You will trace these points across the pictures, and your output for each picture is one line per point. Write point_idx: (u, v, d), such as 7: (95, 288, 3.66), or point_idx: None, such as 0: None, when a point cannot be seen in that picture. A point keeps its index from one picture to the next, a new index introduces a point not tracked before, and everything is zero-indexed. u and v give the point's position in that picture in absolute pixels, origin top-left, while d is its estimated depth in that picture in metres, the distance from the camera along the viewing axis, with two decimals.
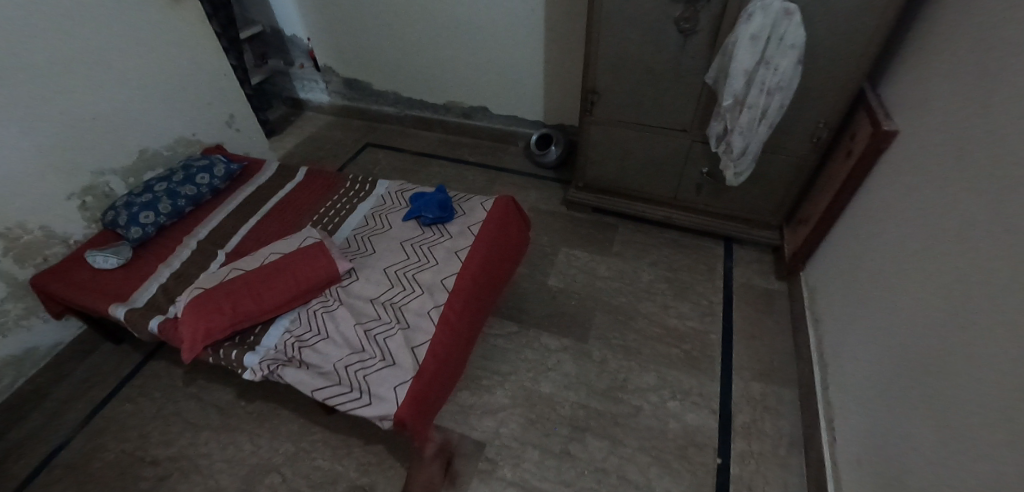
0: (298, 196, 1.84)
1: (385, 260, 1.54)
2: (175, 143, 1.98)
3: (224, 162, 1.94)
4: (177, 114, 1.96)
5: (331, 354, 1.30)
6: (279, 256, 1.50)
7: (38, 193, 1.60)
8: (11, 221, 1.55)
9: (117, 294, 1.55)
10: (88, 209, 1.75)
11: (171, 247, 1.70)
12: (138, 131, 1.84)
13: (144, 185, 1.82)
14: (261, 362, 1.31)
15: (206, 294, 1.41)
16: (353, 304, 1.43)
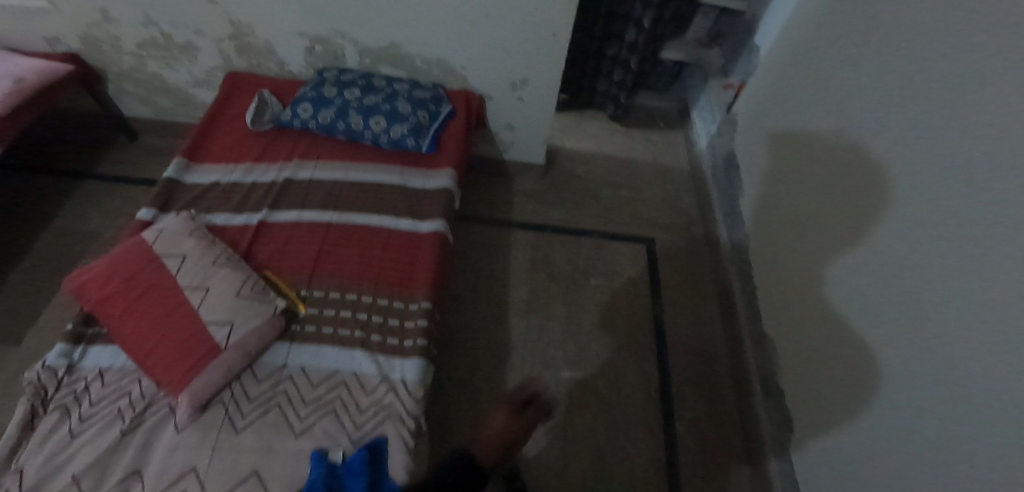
0: (379, 248, 1.19)
1: (208, 460, 0.91)
2: (435, 60, 1.49)
3: (420, 126, 1.36)
4: (465, 39, 1.43)
5: (28, 462, 0.92)
6: (194, 307, 1.01)
7: (277, 11, 1.40)
8: (243, 16, 1.42)
9: (200, 151, 1.35)
10: (314, 56, 1.51)
11: (279, 155, 1.36)
12: (408, 25, 1.40)
13: (354, 78, 1.44)
14: (50, 363, 1.02)
15: (136, 250, 1.09)
16: (125, 448, 0.94)
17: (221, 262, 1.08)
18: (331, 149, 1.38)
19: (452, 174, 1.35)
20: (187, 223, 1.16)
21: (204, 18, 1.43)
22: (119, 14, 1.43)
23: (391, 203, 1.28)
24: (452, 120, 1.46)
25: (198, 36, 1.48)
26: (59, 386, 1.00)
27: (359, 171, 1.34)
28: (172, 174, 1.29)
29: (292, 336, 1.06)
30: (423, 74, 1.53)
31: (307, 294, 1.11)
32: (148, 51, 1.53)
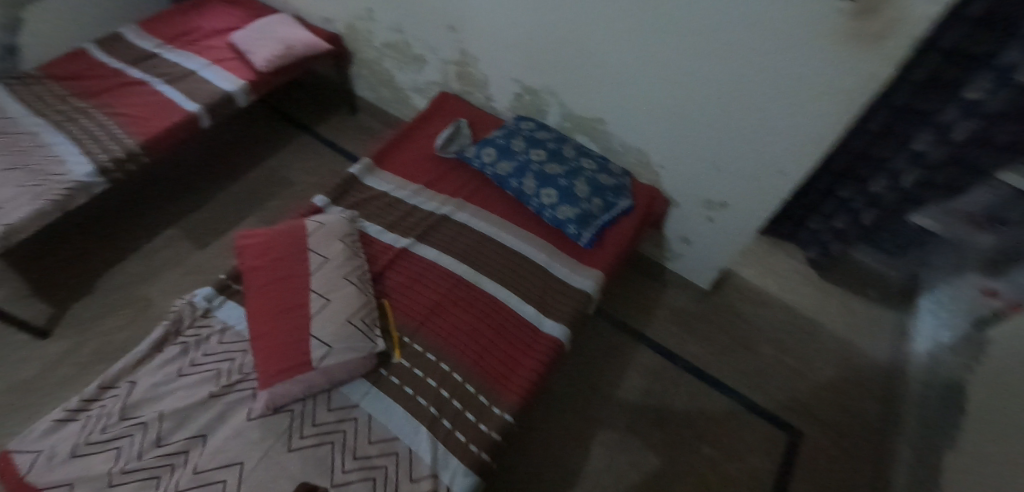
0: (492, 327, 1.12)
1: (256, 464, 0.94)
2: (633, 148, 1.37)
3: (588, 216, 1.25)
4: (671, 140, 1.29)
5: (142, 380, 1.04)
6: (308, 314, 1.04)
7: (502, 56, 1.43)
8: (473, 50, 1.48)
9: (387, 157, 1.44)
10: (520, 102, 1.51)
11: (448, 188, 1.38)
12: (617, 107, 1.32)
13: (547, 139, 1.39)
14: (196, 300, 1.15)
15: (298, 234, 1.17)
16: (207, 409, 1.01)
17: (350, 279, 1.11)
18: (495, 200, 1.35)
19: (599, 277, 1.22)
20: (345, 224, 1.22)
21: (442, 40, 1.52)
22: (379, 16, 1.59)
23: (524, 282, 1.20)
24: (625, 217, 1.32)
25: (431, 53, 1.58)
26: (192, 324, 1.12)
27: (510, 235, 1.29)
28: (356, 171, 1.38)
29: (376, 380, 1.05)
30: (615, 156, 1.43)
31: (407, 343, 1.10)
32: (389, 51, 1.68)
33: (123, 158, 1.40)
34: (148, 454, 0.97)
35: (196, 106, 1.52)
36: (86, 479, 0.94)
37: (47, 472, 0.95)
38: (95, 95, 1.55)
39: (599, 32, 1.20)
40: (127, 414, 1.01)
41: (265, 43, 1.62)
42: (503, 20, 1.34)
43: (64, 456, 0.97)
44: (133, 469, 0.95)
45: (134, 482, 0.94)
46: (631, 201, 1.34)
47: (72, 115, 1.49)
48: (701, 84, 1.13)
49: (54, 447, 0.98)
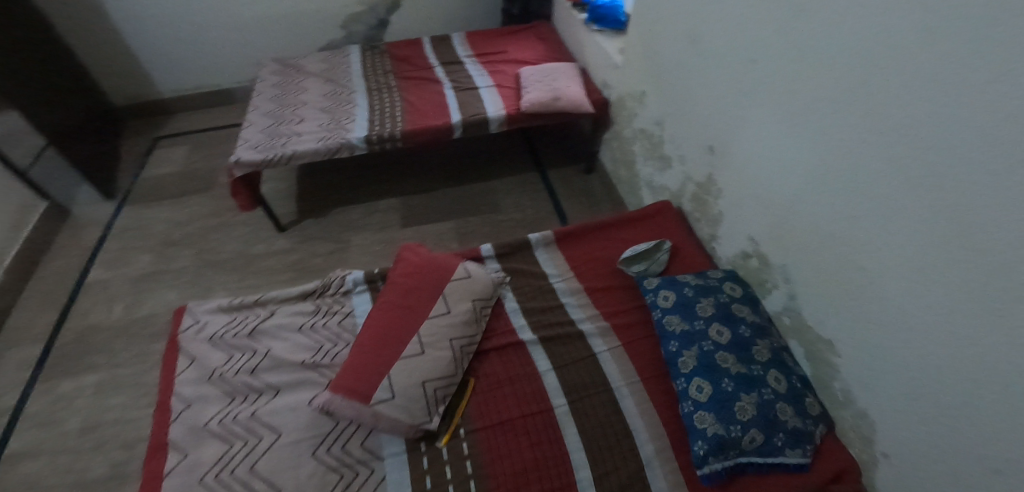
0: (542, 487, 0.95)
1: (287, 449, 0.99)
2: (856, 405, 0.97)
3: (727, 445, 0.93)
4: (906, 432, 0.87)
5: (277, 316, 1.22)
6: (400, 352, 1.08)
7: (747, 207, 1.18)
8: (719, 182, 1.27)
9: (573, 242, 1.41)
10: (745, 264, 1.23)
11: (605, 306, 1.26)
12: (852, 343, 0.96)
13: (744, 321, 1.09)
14: (347, 278, 1.29)
15: (444, 276, 1.23)
16: (295, 371, 1.12)
17: (452, 344, 1.12)
18: (642, 350, 1.16)
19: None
20: (485, 290, 1.24)
21: (695, 156, 1.34)
22: (648, 103, 1.51)
23: (608, 464, 0.98)
24: (785, 478, 0.94)
25: (678, 161, 1.42)
26: (336, 294, 1.27)
27: (632, 399, 1.08)
28: (535, 241, 1.40)
29: (411, 451, 1.00)
30: (828, 398, 1.03)
31: (459, 435, 1.03)
32: (641, 137, 1.59)
33: (387, 137, 1.65)
34: (241, 375, 1.11)
35: (458, 118, 1.69)
36: (200, 364, 1.13)
37: (191, 339, 1.18)
38: (403, 78, 1.91)
39: (877, 249, 0.86)
40: (254, 335, 1.18)
41: (540, 87, 1.71)
42: (769, 169, 1.09)
43: (204, 336, 1.19)
44: (226, 379, 1.11)
45: (220, 390, 1.09)
46: (808, 464, 0.94)
47: (381, 88, 1.86)
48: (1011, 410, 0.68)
49: (204, 326, 1.21)
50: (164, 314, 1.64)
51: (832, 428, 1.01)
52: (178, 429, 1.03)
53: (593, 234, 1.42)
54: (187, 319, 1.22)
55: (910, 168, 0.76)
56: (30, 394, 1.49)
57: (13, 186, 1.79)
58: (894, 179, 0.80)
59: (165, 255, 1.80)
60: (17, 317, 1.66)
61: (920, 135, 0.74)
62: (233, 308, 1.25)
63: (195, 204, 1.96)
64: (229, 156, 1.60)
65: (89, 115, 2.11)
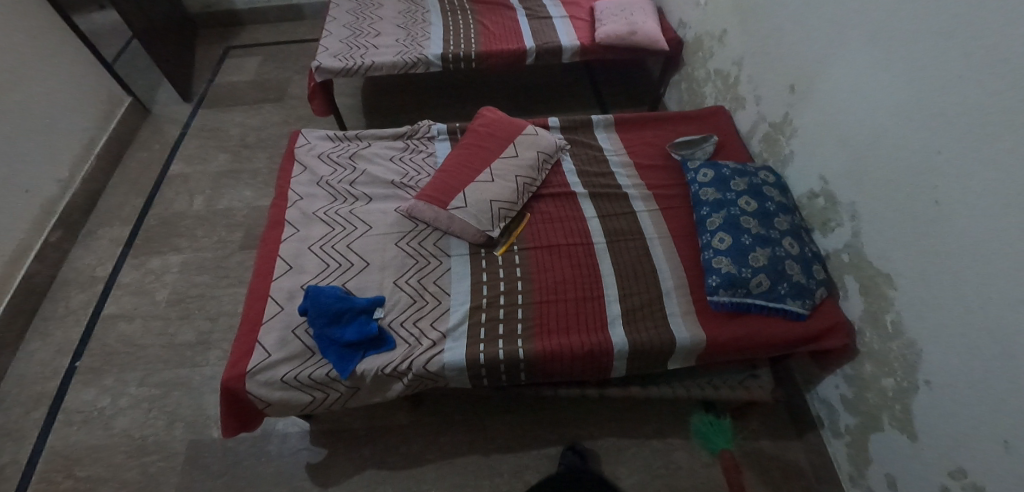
0: (576, 292, 1.20)
1: (376, 236, 1.28)
2: (906, 336, 1.02)
3: (737, 285, 1.13)
4: (947, 359, 0.94)
5: (373, 147, 1.51)
6: (473, 180, 1.34)
7: (817, 144, 1.23)
8: (792, 121, 1.31)
9: (631, 126, 1.61)
10: (808, 204, 1.28)
11: (649, 179, 1.46)
12: (903, 276, 1.02)
13: (772, 199, 1.25)
14: (433, 126, 1.56)
15: (512, 131, 1.48)
16: (385, 188, 1.40)
17: (517, 180, 1.37)
18: (677, 215, 1.36)
19: (698, 338, 1.13)
20: (546, 148, 1.46)
21: (774, 96, 1.36)
22: (728, 41, 1.52)
23: (631, 284, 1.22)
24: (781, 319, 1.15)
25: (754, 101, 1.45)
26: (419, 138, 1.54)
27: (660, 247, 1.30)
28: (597, 120, 1.61)
29: (473, 255, 1.27)
30: (878, 331, 1.09)
31: (513, 249, 1.28)
32: (715, 78, 1.61)
33: (462, 56, 1.69)
34: (343, 183, 1.40)
35: (532, 45, 1.72)
36: (310, 172, 1.44)
37: (304, 156, 1.48)
38: (477, 2, 1.94)
39: (961, 183, 0.88)
40: (353, 158, 1.47)
41: (616, 20, 1.72)
42: (851, 106, 1.11)
43: (313, 154, 1.48)
44: (329, 185, 1.40)
45: (326, 192, 1.39)
46: (804, 312, 1.13)
47: (455, 10, 1.89)
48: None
49: (314, 146, 1.51)
50: (241, 209, 1.75)
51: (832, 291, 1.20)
52: (294, 213, 1.34)
53: (648, 122, 1.60)
54: (299, 139, 1.52)
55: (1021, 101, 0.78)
56: (122, 267, 1.63)
57: (103, 76, 1.90)
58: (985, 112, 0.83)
59: (241, 156, 1.91)
60: (108, 200, 1.80)
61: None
62: (337, 138, 1.53)
63: (268, 112, 2.05)
64: (311, 61, 1.67)
65: (173, 17, 2.22)
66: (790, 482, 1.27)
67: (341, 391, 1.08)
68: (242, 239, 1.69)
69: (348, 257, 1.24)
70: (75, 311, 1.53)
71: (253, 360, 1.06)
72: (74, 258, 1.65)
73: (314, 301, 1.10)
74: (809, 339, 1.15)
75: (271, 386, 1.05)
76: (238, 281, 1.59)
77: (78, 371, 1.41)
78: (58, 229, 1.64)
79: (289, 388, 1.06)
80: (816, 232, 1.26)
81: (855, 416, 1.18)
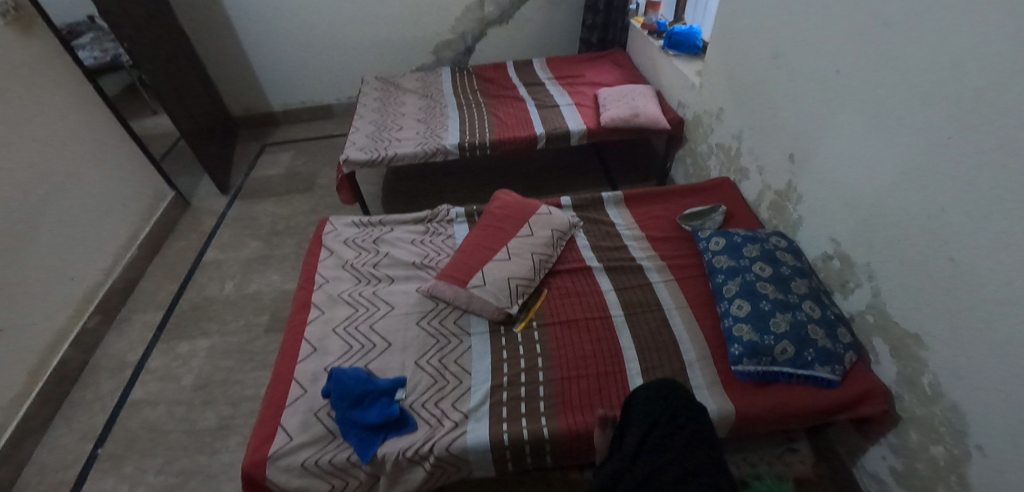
0: (597, 367, 1.19)
1: (398, 316, 1.32)
2: (946, 399, 0.98)
3: (761, 352, 1.12)
4: (993, 421, 0.89)
5: (396, 230, 1.59)
6: (490, 258, 1.39)
7: (823, 210, 1.26)
8: (796, 190, 1.35)
9: (640, 201, 1.67)
10: (824, 269, 1.28)
11: (663, 252, 1.49)
12: (929, 333, 1.00)
13: (786, 264, 1.26)
14: (451, 210, 1.64)
15: (527, 211, 1.55)
16: (407, 270, 1.46)
17: (534, 257, 1.41)
18: (693, 285, 1.37)
19: (727, 410, 1.09)
20: (560, 226, 1.52)
21: (776, 166, 1.42)
22: (726, 118, 1.62)
23: (650, 356, 1.21)
24: (813, 388, 1.10)
25: (757, 171, 1.51)
26: (439, 221, 1.62)
27: (679, 317, 1.30)
28: (607, 197, 1.67)
29: (493, 332, 1.29)
30: (916, 395, 1.04)
31: (532, 326, 1.30)
32: (718, 151, 1.70)
33: (478, 144, 1.83)
34: (366, 266, 1.47)
35: (542, 131, 1.85)
36: (337, 256, 1.51)
37: (331, 242, 1.56)
38: (490, 96, 2.12)
39: (972, 239, 0.89)
40: (377, 242, 1.55)
41: (620, 105, 1.86)
42: (851, 171, 1.16)
43: (339, 239, 1.57)
44: (354, 268, 1.47)
45: (350, 274, 1.45)
46: (835, 379, 1.10)
47: (470, 104, 2.07)
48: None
49: (341, 231, 1.60)
50: (268, 293, 1.82)
51: (864, 357, 1.16)
52: (321, 295, 1.39)
53: (657, 197, 1.66)
54: (327, 226, 1.61)
55: (1013, 159, 0.81)
56: (152, 352, 1.67)
57: (150, 175, 2.08)
58: (977, 170, 0.87)
59: (271, 243, 2.01)
60: (145, 287, 1.90)
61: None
62: (361, 224, 1.62)
63: (298, 201, 2.20)
64: (340, 154, 1.81)
65: (217, 120, 2.47)
66: None
67: (360, 477, 1.06)
68: (268, 322, 1.73)
69: (371, 338, 1.27)
70: (103, 397, 1.56)
71: (276, 445, 1.06)
72: (108, 344, 1.70)
73: (337, 384, 1.11)
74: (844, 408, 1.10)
75: (292, 472, 1.04)
76: (262, 363, 1.61)
77: (99, 459, 1.41)
78: (96, 315, 1.71)
79: (309, 474, 1.04)
80: (836, 295, 1.25)
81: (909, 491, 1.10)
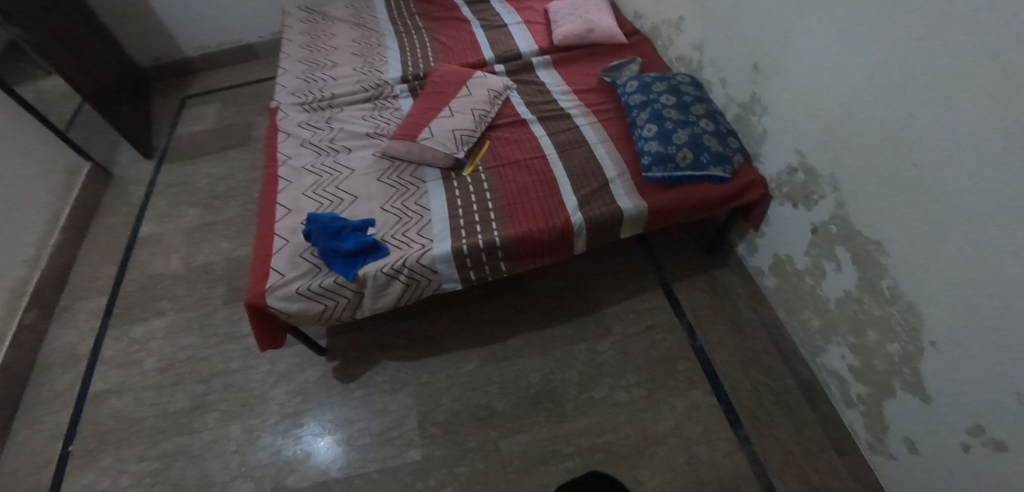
0: (536, 193, 1.33)
1: (361, 176, 1.40)
2: (904, 300, 1.02)
3: (666, 160, 1.30)
4: (951, 322, 0.93)
5: (346, 110, 1.60)
6: (436, 116, 1.46)
7: (788, 120, 1.23)
8: (760, 99, 1.30)
9: (565, 61, 1.70)
10: (788, 179, 1.27)
11: (588, 101, 1.58)
12: (894, 244, 1.01)
13: (688, 94, 1.43)
14: (397, 87, 1.64)
15: (465, 71, 1.60)
16: (361, 140, 1.50)
17: (474, 112, 1.48)
18: (614, 124, 1.49)
19: (641, 209, 1.30)
20: (494, 83, 1.58)
21: (739, 76, 1.36)
22: (686, 27, 1.53)
23: (582, 179, 1.36)
24: (709, 185, 1.32)
25: (720, 84, 1.45)
26: (385, 98, 1.63)
27: (603, 150, 1.43)
28: (537, 63, 1.69)
29: (445, 178, 1.39)
30: (876, 298, 1.09)
31: (479, 170, 1.40)
32: (679, 64, 1.61)
33: (423, 75, 1.67)
34: (323, 142, 1.50)
35: (491, 55, 1.72)
36: (294, 137, 1.53)
37: (282, 127, 1.57)
38: (431, 19, 1.92)
39: (943, 146, 0.87)
40: (330, 121, 1.57)
41: (573, 20, 1.72)
42: (817, 78, 1.11)
43: (294, 123, 1.57)
44: (312, 144, 1.50)
45: (310, 150, 1.49)
46: (726, 176, 1.31)
47: (409, 30, 1.87)
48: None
49: (294, 116, 1.59)
50: (220, 263, 1.71)
51: (751, 162, 1.38)
52: (286, 169, 1.44)
53: (579, 56, 1.71)
54: (278, 112, 1.61)
55: (991, 61, 0.77)
56: (104, 340, 1.57)
57: (58, 146, 1.84)
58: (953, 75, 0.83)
59: (213, 207, 1.86)
60: (81, 271, 1.75)
61: (1004, 21, 0.74)
62: (309, 106, 1.62)
63: (234, 159, 2.01)
64: (271, 102, 1.65)
65: (123, 75, 2.17)
66: (810, 458, 1.27)
67: (348, 296, 1.21)
68: (225, 293, 1.64)
69: (338, 195, 1.35)
70: (60, 393, 1.47)
71: (272, 280, 1.19)
72: (53, 337, 1.59)
73: (314, 224, 1.22)
74: (733, 197, 1.33)
75: (288, 299, 1.17)
76: (226, 337, 1.54)
77: (72, 455, 1.36)
78: (32, 309, 1.58)
79: (303, 299, 1.18)
80: (800, 207, 1.25)
81: (865, 384, 1.18)
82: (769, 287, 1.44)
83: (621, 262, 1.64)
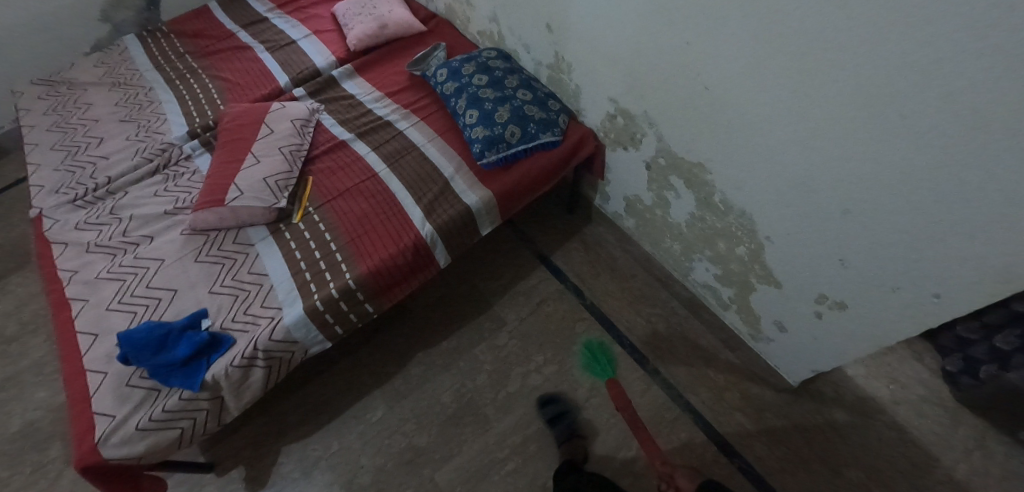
0: (378, 216, 1.23)
1: (174, 264, 1.19)
2: (735, 208, 1.11)
3: (497, 142, 1.27)
4: (774, 215, 1.03)
5: (131, 192, 1.34)
6: (240, 168, 1.28)
7: (593, 71, 1.25)
8: (564, 57, 1.31)
9: (368, 65, 1.58)
10: (611, 125, 1.31)
11: (404, 101, 1.49)
12: (712, 161, 1.09)
13: (498, 68, 1.40)
14: (185, 147, 1.41)
15: (259, 107, 1.42)
16: (161, 220, 1.28)
17: (283, 150, 1.32)
18: (437, 118, 1.43)
19: (488, 198, 1.27)
20: (297, 110, 1.42)
21: (538, 39, 1.36)
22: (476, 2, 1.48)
23: (421, 186, 1.28)
24: (544, 153, 1.32)
25: (525, 51, 1.43)
26: (176, 163, 1.39)
27: (434, 148, 1.36)
28: (338, 75, 1.55)
29: (275, 233, 1.24)
30: (714, 212, 1.17)
31: (310, 212, 1.26)
32: (483, 39, 1.57)
33: (213, 124, 1.46)
34: (114, 239, 1.25)
35: (286, 80, 1.54)
36: (74, 244, 1.26)
37: (55, 236, 1.28)
38: (204, 56, 1.67)
39: (722, 67, 0.93)
40: (115, 210, 1.31)
41: (362, 20, 1.59)
42: (604, 26, 1.13)
43: (69, 228, 1.29)
44: (100, 246, 1.24)
45: (100, 254, 1.23)
46: (557, 139, 1.32)
47: (182, 76, 1.62)
48: (851, 169, 0.82)
49: (66, 220, 1.31)
50: (44, 417, 1.40)
51: (576, 119, 1.41)
52: (75, 287, 1.18)
53: (381, 56, 1.59)
54: (43, 220, 1.31)
55: None
56: None
57: None
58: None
59: (9, 355, 1.50)
60: None
61: None
62: (82, 202, 1.34)
63: (16, 288, 1.63)
64: (30, 210, 1.34)
65: None
66: (710, 365, 1.38)
67: (205, 406, 1.04)
68: (64, 450, 1.36)
69: (152, 296, 1.15)
70: None
71: (100, 429, 0.97)
72: None
73: (128, 344, 1.02)
74: (570, 157, 1.35)
75: (130, 441, 0.98)
76: None
77: None
78: None
79: (149, 432, 0.99)
80: (629, 149, 1.31)
81: (731, 287, 1.30)
82: (631, 227, 1.51)
83: (495, 249, 1.61)
